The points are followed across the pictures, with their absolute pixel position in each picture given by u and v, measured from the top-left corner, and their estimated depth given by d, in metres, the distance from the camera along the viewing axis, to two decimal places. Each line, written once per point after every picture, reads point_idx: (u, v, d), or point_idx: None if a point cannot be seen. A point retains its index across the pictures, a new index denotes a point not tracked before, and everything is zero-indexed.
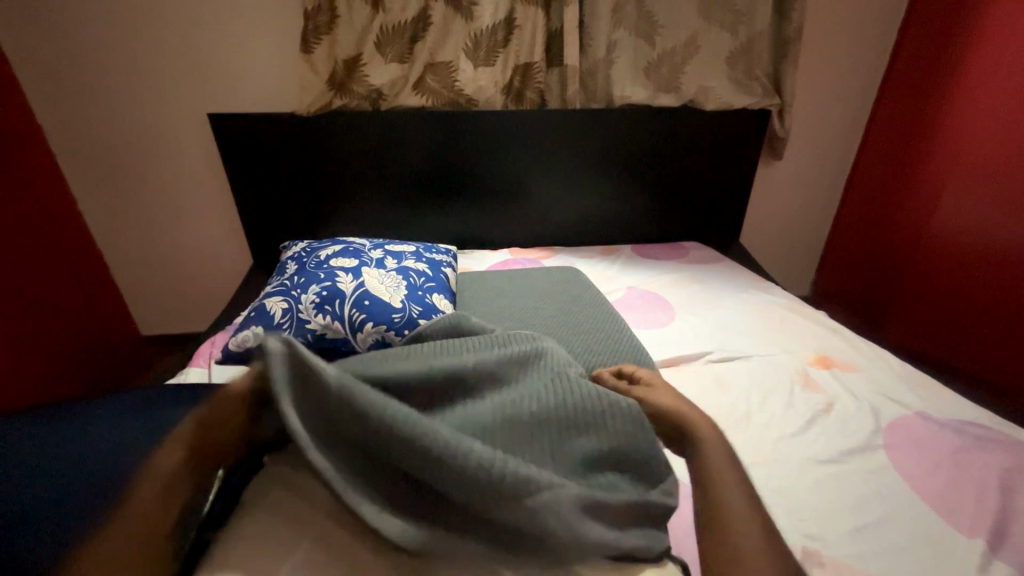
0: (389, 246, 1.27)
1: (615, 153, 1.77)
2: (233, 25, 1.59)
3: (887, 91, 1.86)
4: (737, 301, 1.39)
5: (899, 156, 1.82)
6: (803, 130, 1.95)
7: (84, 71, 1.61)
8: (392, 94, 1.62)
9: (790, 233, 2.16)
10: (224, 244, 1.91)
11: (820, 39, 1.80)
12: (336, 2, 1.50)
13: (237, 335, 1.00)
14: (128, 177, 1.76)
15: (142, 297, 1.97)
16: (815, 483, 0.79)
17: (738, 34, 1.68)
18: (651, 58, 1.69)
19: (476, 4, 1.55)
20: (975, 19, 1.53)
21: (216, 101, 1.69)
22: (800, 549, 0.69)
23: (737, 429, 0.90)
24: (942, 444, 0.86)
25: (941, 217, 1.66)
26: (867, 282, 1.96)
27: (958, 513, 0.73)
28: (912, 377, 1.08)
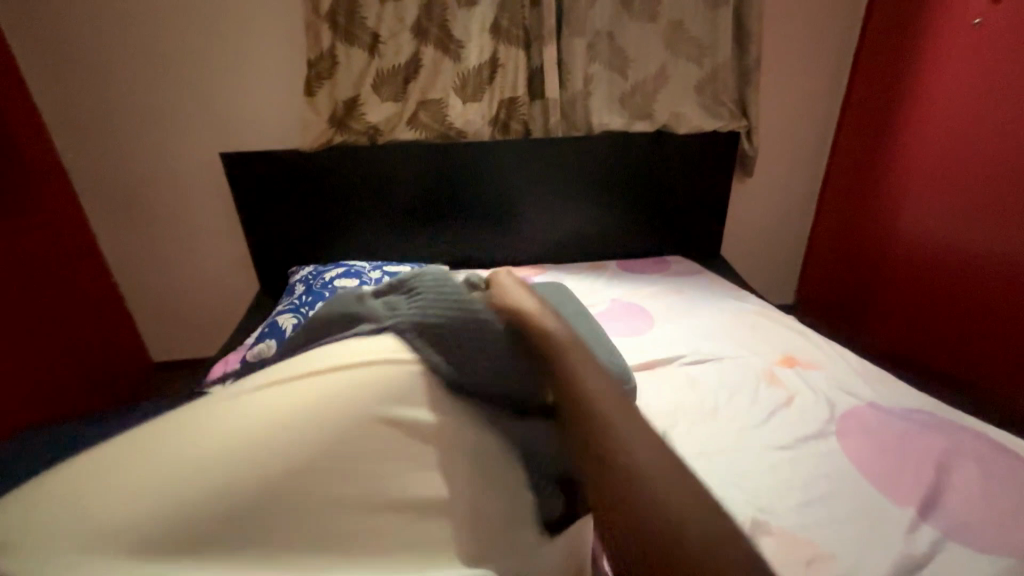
0: (386, 267, 1.39)
1: (596, 175, 1.91)
2: (245, 74, 1.76)
3: (848, 113, 2.00)
4: (712, 309, 1.49)
5: (863, 171, 1.94)
6: (771, 148, 2.09)
7: (109, 119, 1.77)
8: (388, 130, 1.77)
9: (768, 244, 2.27)
10: (233, 271, 2.04)
11: (780, 66, 1.97)
12: (336, 50, 1.67)
13: (251, 349, 1.11)
14: (145, 212, 1.90)
15: (155, 325, 2.09)
16: (772, 466, 0.88)
17: (703, 65, 1.84)
18: (625, 89, 1.84)
19: (463, 47, 1.71)
20: (918, 52, 1.69)
21: (228, 141, 1.84)
22: (752, 521, 0.77)
23: (705, 422, 1.00)
24: (888, 430, 0.95)
25: (903, 227, 1.77)
26: (843, 289, 2.06)
27: (896, 488, 0.82)
28: (871, 372, 1.17)
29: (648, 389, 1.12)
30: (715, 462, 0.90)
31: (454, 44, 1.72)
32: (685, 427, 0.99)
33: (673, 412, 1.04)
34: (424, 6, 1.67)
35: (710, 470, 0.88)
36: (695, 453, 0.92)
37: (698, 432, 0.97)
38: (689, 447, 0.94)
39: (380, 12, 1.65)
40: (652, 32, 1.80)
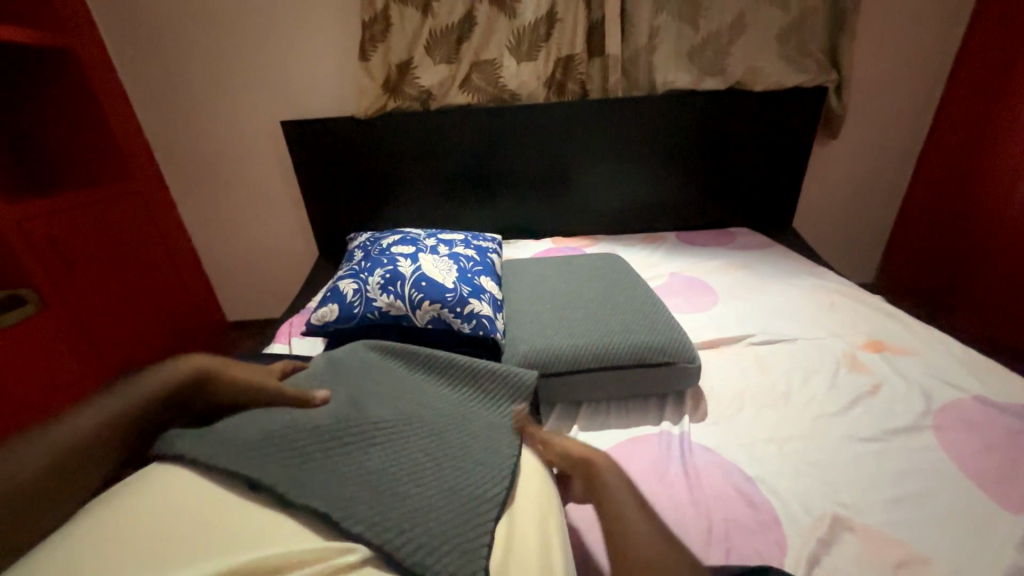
0: (441, 234, 1.39)
1: (658, 139, 1.77)
2: (301, 40, 1.77)
3: (964, 59, 1.70)
4: (785, 285, 1.37)
5: (975, 129, 1.66)
6: (864, 106, 1.85)
7: (181, 90, 1.85)
8: (440, 94, 1.73)
9: (851, 215, 2.05)
10: (295, 238, 2.13)
11: (886, 7, 1.69)
12: (389, 11, 1.62)
13: (318, 311, 1.15)
14: (216, 180, 2.01)
15: (228, 287, 2.24)
16: (854, 458, 0.81)
17: (789, 10, 1.62)
18: (695, 41, 1.67)
19: (518, 2, 1.61)
20: None
21: (288, 110, 1.88)
22: (830, 514, 0.72)
23: (776, 406, 0.93)
24: (997, 427, 0.84)
25: (1017, 196, 1.51)
26: (939, 267, 1.82)
27: (1005, 492, 0.73)
28: (975, 362, 1.03)
29: (711, 369, 1.05)
30: (787, 448, 0.84)
31: None
32: (754, 410, 0.92)
33: (741, 394, 0.97)
34: None
35: (781, 456, 0.82)
36: (765, 437, 0.86)
37: (768, 416, 0.91)
38: (759, 431, 0.88)
39: None
40: None
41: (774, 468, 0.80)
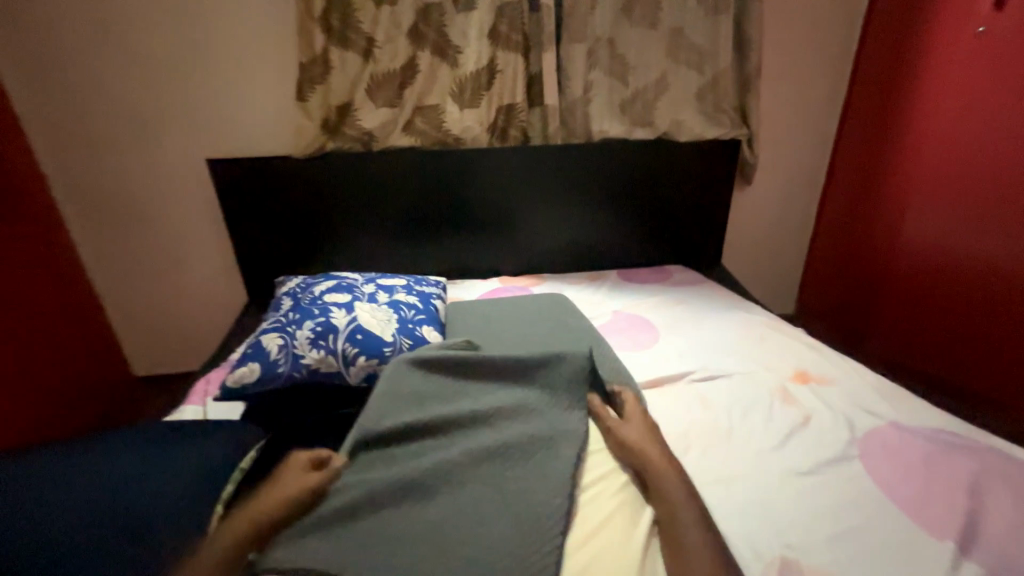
0: (381, 280, 1.33)
1: (597, 184, 1.86)
2: (232, 77, 1.70)
3: (848, 121, 1.98)
4: (718, 321, 1.44)
5: (862, 181, 1.92)
6: (772, 158, 2.07)
7: (89, 124, 1.69)
8: (383, 136, 1.71)
9: (769, 254, 2.24)
10: (221, 282, 1.96)
11: (782, 75, 1.94)
12: (329, 54, 1.61)
13: (235, 371, 1.04)
14: (127, 221, 1.82)
15: (138, 339, 1.99)
16: (796, 494, 0.83)
17: (704, 73, 1.81)
18: (625, 96, 1.81)
19: (460, 52, 1.66)
20: (913, 67, 1.69)
21: (216, 148, 1.77)
22: (779, 558, 0.73)
23: (720, 444, 0.95)
24: (914, 451, 0.90)
25: (904, 239, 1.75)
26: (844, 301, 2.03)
27: (928, 516, 0.78)
28: (886, 387, 1.12)
29: (657, 409, 1.06)
30: (734, 488, 0.85)
31: (451, 49, 1.67)
32: (700, 450, 0.93)
33: (686, 434, 0.98)
34: (421, 9, 1.62)
35: (729, 497, 0.83)
36: (713, 479, 0.87)
37: (714, 455, 0.92)
38: (708, 472, 0.89)
39: (375, 15, 1.60)
40: (653, 39, 1.76)
41: (724, 510, 0.81)
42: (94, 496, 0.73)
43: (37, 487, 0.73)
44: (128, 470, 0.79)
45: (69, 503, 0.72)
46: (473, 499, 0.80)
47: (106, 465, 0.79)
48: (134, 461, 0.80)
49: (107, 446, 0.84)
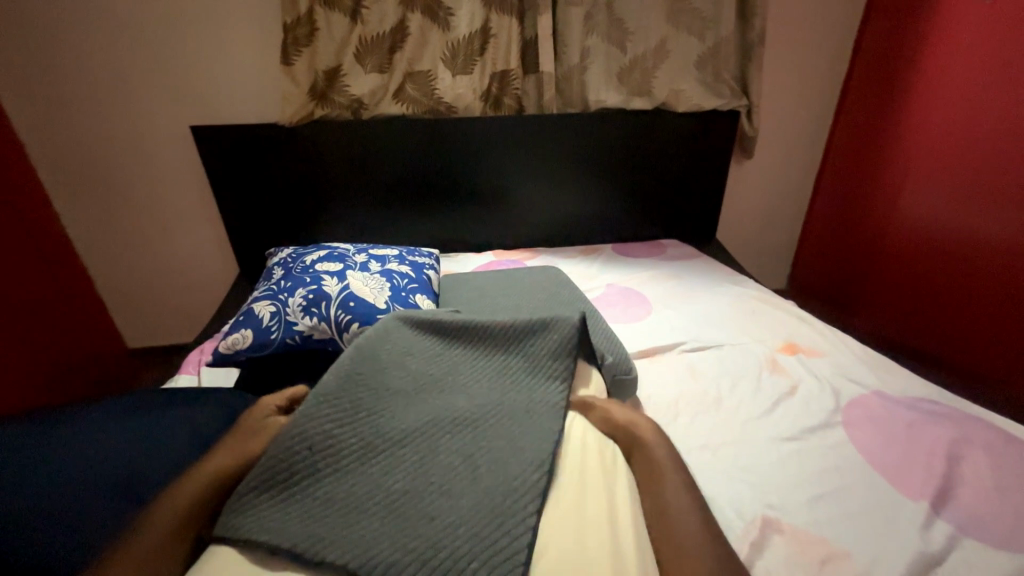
0: (372, 250, 1.31)
1: (593, 156, 1.83)
2: (213, 39, 1.62)
3: (849, 93, 1.94)
4: (710, 294, 1.45)
5: (861, 155, 1.90)
6: (771, 130, 2.03)
7: (63, 88, 1.62)
8: (372, 104, 1.66)
9: (765, 228, 2.23)
10: (211, 254, 1.93)
11: (786, 42, 1.88)
12: (315, 15, 1.54)
13: (227, 339, 1.04)
14: (110, 191, 1.77)
15: (129, 311, 1.98)
16: (780, 459, 0.86)
17: (705, 39, 1.75)
18: (624, 63, 1.75)
19: (452, 14, 1.59)
20: (917, 36, 1.64)
21: (199, 115, 1.71)
22: (762, 517, 0.75)
23: (708, 412, 0.97)
24: (896, 420, 0.93)
25: (899, 214, 1.75)
26: (837, 275, 2.05)
27: (907, 481, 0.80)
28: (872, 358, 1.14)
29: (648, 378, 1.07)
30: (720, 454, 0.87)
31: (443, 10, 1.60)
32: (689, 418, 0.95)
33: (675, 403, 0.99)
34: None
35: (716, 462, 0.85)
36: (700, 446, 0.89)
37: (701, 423, 0.94)
38: (695, 438, 0.91)
39: None
40: (653, 2, 1.69)
41: (710, 475, 0.83)
42: (81, 452, 0.72)
43: (17, 446, 0.72)
44: (130, 434, 0.79)
45: (70, 460, 0.72)
46: (463, 458, 0.75)
47: (106, 427, 0.79)
48: (136, 425, 0.81)
49: (106, 409, 0.84)
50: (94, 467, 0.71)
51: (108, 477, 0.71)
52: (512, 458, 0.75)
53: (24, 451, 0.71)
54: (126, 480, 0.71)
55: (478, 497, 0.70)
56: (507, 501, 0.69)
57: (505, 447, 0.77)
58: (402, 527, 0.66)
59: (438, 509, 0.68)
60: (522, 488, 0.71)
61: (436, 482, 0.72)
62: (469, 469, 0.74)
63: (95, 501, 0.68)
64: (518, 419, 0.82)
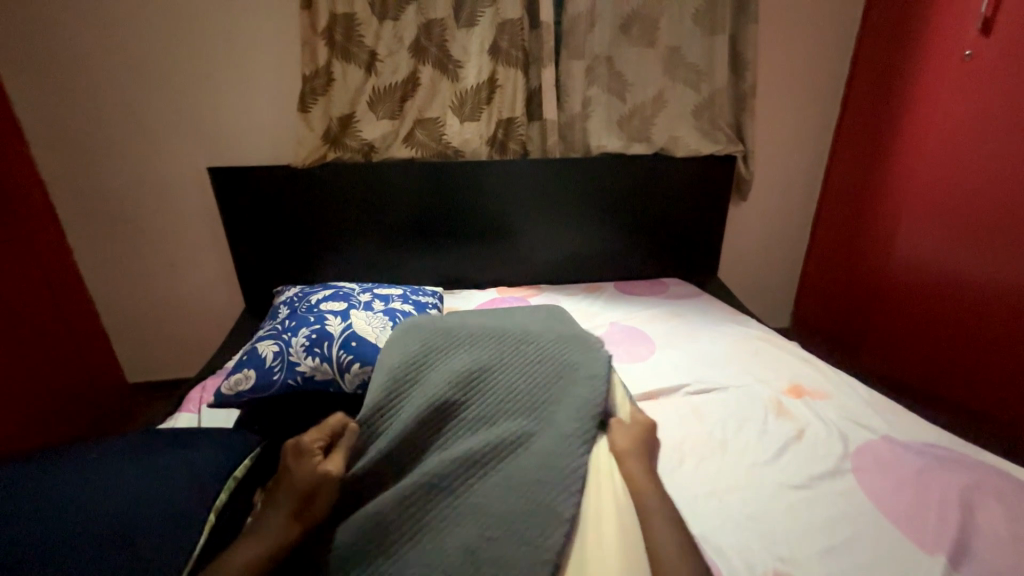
0: (377, 289, 1.34)
1: (594, 197, 1.89)
2: (236, 88, 1.72)
3: (841, 141, 2.01)
4: (713, 333, 1.45)
5: (855, 198, 1.95)
6: (766, 174, 2.10)
7: (92, 132, 1.71)
8: (383, 147, 1.74)
9: (765, 268, 2.26)
10: (218, 290, 1.96)
11: (776, 93, 1.98)
12: (333, 67, 1.64)
13: (229, 379, 1.05)
14: (126, 228, 1.83)
15: (133, 346, 1.99)
16: (789, 506, 0.84)
17: (700, 90, 1.85)
18: (623, 111, 1.84)
19: (461, 67, 1.70)
20: (903, 89, 1.73)
21: (217, 158, 1.79)
22: (771, 571, 0.73)
23: (713, 457, 0.95)
24: (908, 467, 0.91)
25: (895, 255, 1.78)
26: (838, 316, 2.05)
27: (922, 533, 0.78)
28: (881, 402, 1.12)
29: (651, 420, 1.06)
30: (727, 501, 0.85)
31: (452, 63, 1.70)
32: (693, 462, 0.94)
33: (679, 447, 0.98)
34: (423, 25, 1.65)
35: (721, 509, 0.83)
36: (706, 492, 0.87)
37: (707, 468, 0.92)
38: (700, 483, 0.89)
39: (378, 30, 1.63)
40: (650, 56, 1.80)
41: (717, 523, 0.81)
42: (85, 503, 0.73)
43: (27, 495, 0.73)
44: (126, 475, 0.78)
45: (66, 506, 0.72)
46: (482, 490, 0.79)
47: (104, 469, 0.79)
48: (134, 464, 0.81)
49: (107, 449, 0.85)
50: (93, 518, 0.71)
51: (101, 523, 0.70)
52: (529, 493, 0.78)
53: (31, 496, 0.73)
54: (117, 524, 0.71)
55: (528, 494, 0.78)
56: (549, 492, 0.78)
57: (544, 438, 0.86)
58: (462, 525, 0.75)
59: (484, 506, 0.77)
60: (536, 525, 0.74)
61: (489, 478, 0.81)
62: (515, 463, 0.83)
63: (85, 549, 0.67)
64: (554, 415, 0.90)
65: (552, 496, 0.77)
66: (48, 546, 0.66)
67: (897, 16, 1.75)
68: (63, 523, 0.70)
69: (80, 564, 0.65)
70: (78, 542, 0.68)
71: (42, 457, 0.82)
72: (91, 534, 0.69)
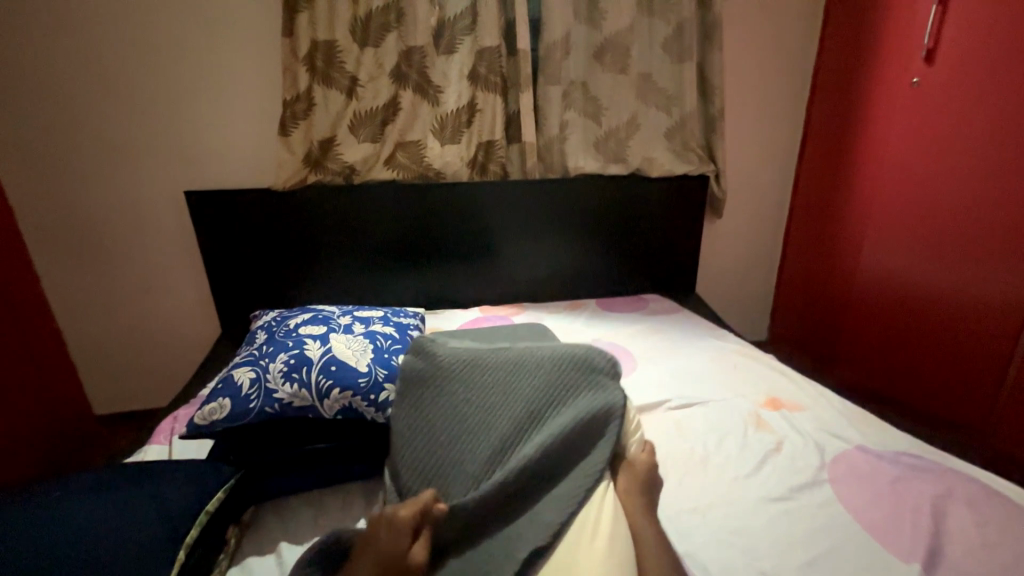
0: (358, 312, 1.33)
1: (574, 217, 1.93)
2: (215, 112, 1.72)
3: (805, 161, 2.11)
4: (693, 349, 1.48)
5: (821, 213, 2.04)
6: (738, 193, 2.18)
7: (65, 157, 1.68)
8: (364, 170, 1.75)
9: (741, 283, 2.32)
10: (194, 315, 1.91)
11: (744, 116, 2.08)
12: (313, 92, 1.66)
13: (203, 408, 1.01)
14: (97, 253, 1.78)
15: (102, 375, 1.91)
16: (770, 520, 0.85)
17: (671, 114, 1.93)
18: (599, 134, 1.90)
19: (441, 92, 1.73)
20: (860, 112, 1.84)
21: (194, 181, 1.78)
22: None
23: (695, 472, 0.96)
24: (881, 475, 0.93)
25: (863, 268, 1.85)
26: (812, 328, 2.11)
27: (897, 540, 0.80)
28: (853, 412, 1.16)
29: None
30: (712, 516, 0.86)
31: (433, 88, 1.74)
32: (676, 479, 0.94)
33: (661, 463, 0.99)
34: (403, 51, 1.69)
35: (707, 526, 0.84)
36: (691, 508, 0.88)
37: (691, 484, 0.93)
38: (686, 499, 0.90)
39: (359, 56, 1.66)
40: (623, 82, 1.87)
41: (703, 540, 0.81)
42: (43, 553, 0.69)
43: None
44: (91, 517, 0.75)
45: (28, 551, 0.69)
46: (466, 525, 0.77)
47: (67, 509, 0.76)
48: (101, 502, 0.77)
49: (74, 486, 0.81)
50: (53, 572, 0.67)
51: (65, 570, 0.67)
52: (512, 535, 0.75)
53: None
54: (81, 571, 0.67)
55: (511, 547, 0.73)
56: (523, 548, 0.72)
57: (535, 478, 0.79)
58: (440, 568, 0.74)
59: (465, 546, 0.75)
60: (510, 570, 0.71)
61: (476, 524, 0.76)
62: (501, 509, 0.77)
63: None
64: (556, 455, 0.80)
65: (526, 549, 0.72)
66: None
67: (849, 46, 1.87)
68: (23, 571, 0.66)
69: None
70: None
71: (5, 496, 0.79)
72: None
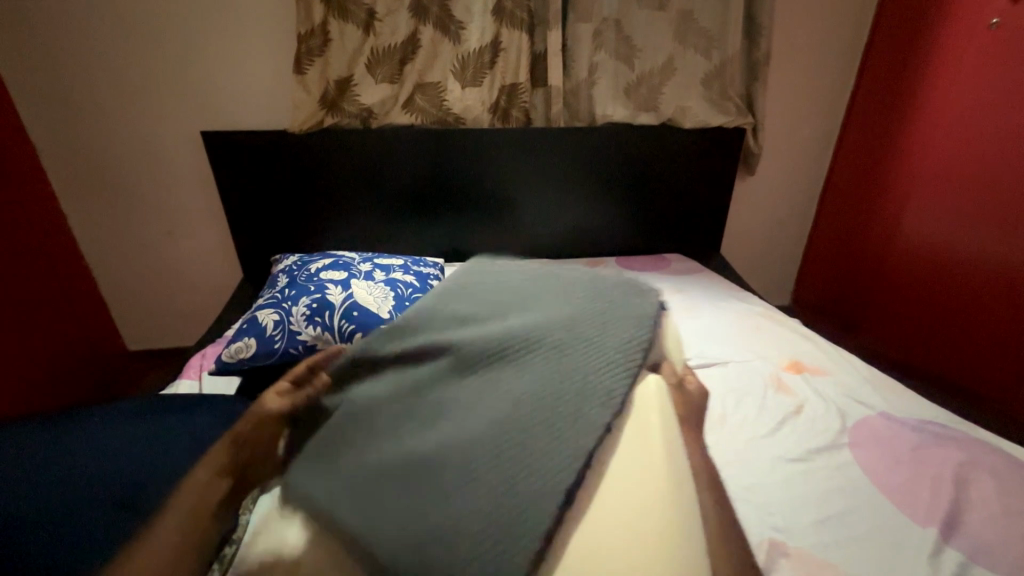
0: (378, 259, 1.32)
1: (598, 169, 1.84)
2: (227, 46, 1.64)
3: (854, 115, 1.94)
4: (716, 310, 1.44)
5: (864, 173, 1.91)
6: (776, 148, 2.04)
7: (79, 93, 1.64)
8: (382, 113, 1.68)
9: (770, 244, 2.23)
10: (216, 257, 1.93)
11: (791, 62, 1.90)
12: (328, 26, 1.56)
13: (230, 346, 1.04)
14: (119, 194, 1.79)
15: (132, 313, 1.98)
16: (785, 479, 0.85)
17: (711, 57, 1.77)
18: (630, 79, 1.77)
19: (463, 28, 1.62)
20: (924, 60, 1.65)
21: (209, 121, 1.73)
22: (765, 540, 0.75)
23: (712, 430, 0.96)
24: (902, 442, 0.92)
25: (902, 233, 1.75)
26: (839, 293, 2.06)
27: (915, 507, 0.79)
28: (879, 380, 1.13)
29: None
30: (726, 472, 0.86)
31: (454, 24, 1.62)
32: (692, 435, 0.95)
33: None
34: None
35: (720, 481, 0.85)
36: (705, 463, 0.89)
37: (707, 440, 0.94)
38: None
39: None
40: (660, 20, 1.72)
41: None
42: (82, 468, 0.72)
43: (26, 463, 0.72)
44: (126, 441, 0.78)
45: (70, 467, 0.72)
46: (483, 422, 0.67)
47: (104, 434, 0.79)
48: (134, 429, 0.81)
49: (109, 415, 0.85)
50: (93, 487, 0.70)
51: (105, 484, 0.70)
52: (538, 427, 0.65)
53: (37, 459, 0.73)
54: (119, 487, 0.71)
55: (540, 439, 0.63)
56: (565, 435, 0.64)
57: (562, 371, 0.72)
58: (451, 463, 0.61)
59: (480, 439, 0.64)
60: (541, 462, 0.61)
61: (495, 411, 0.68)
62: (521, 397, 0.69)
63: (88, 508, 0.67)
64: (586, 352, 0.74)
65: (558, 441, 0.63)
66: (52, 504, 0.67)
67: None
68: (65, 484, 0.70)
69: (81, 523, 0.65)
70: (80, 502, 0.68)
71: (46, 422, 0.83)
72: (94, 495, 0.69)
